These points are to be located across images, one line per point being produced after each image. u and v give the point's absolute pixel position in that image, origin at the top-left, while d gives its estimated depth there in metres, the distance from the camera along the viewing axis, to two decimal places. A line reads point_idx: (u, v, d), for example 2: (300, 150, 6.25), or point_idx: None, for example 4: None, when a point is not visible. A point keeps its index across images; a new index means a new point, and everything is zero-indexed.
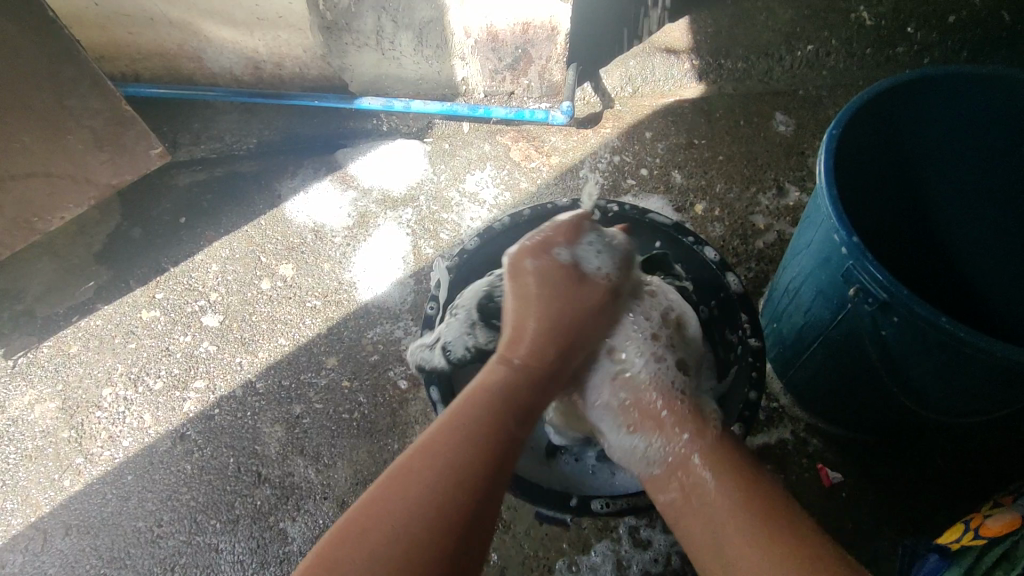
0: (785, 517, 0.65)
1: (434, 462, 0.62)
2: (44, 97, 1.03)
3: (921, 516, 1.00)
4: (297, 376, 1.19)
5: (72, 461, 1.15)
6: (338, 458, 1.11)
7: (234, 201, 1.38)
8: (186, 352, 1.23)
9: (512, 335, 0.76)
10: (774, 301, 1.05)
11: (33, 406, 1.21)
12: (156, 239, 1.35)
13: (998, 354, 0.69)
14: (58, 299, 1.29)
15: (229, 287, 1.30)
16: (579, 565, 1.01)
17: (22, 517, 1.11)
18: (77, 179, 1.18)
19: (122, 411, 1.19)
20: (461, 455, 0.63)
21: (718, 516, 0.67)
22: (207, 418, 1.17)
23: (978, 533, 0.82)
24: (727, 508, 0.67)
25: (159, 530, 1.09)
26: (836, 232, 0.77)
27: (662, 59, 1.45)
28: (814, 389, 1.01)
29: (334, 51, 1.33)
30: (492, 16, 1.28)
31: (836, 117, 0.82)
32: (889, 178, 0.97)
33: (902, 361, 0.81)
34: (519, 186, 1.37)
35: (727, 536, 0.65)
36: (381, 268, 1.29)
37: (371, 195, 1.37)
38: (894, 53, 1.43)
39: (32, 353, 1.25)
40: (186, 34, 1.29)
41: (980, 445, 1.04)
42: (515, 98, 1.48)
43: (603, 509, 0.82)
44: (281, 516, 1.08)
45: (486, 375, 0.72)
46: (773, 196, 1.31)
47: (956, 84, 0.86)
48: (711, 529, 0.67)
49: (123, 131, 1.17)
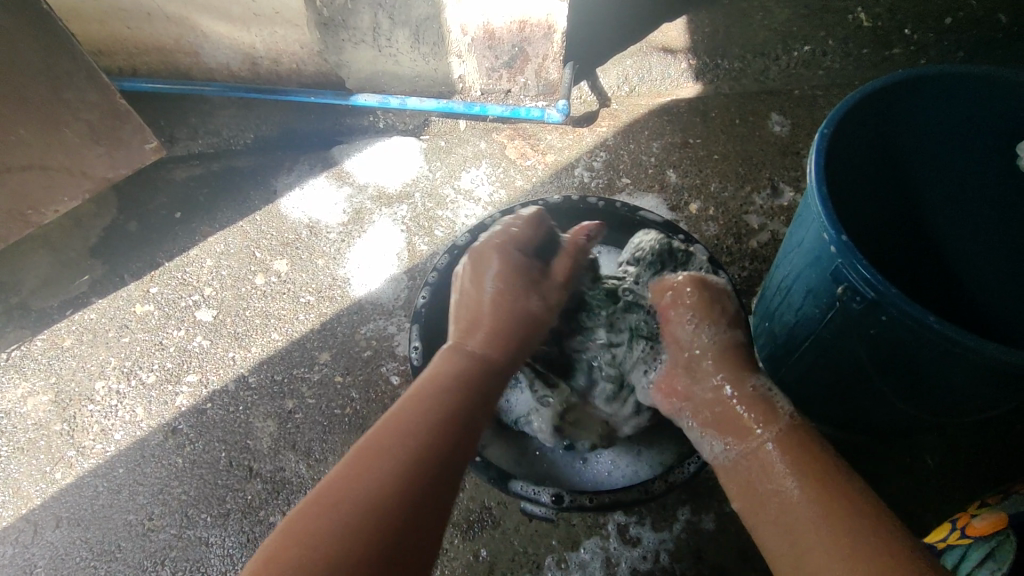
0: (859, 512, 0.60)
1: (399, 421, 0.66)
2: (41, 91, 1.03)
3: (912, 517, 1.00)
4: (289, 371, 1.19)
5: (64, 455, 1.15)
6: (329, 454, 1.11)
7: (230, 196, 1.39)
8: (179, 347, 1.24)
9: (467, 323, 0.80)
10: (766, 301, 1.06)
11: (26, 399, 1.21)
12: (151, 234, 1.35)
13: (986, 354, 0.69)
14: (53, 293, 1.30)
15: (223, 282, 1.30)
16: (568, 562, 1.01)
17: (13, 510, 1.11)
18: (72, 172, 1.18)
19: (114, 405, 1.19)
20: (425, 421, 0.66)
21: (799, 520, 0.62)
22: (199, 412, 1.17)
23: (964, 532, 0.82)
24: (813, 507, 0.61)
25: (150, 523, 1.09)
26: (826, 231, 0.77)
27: (659, 57, 1.47)
28: (805, 388, 1.01)
29: (330, 47, 1.33)
30: (488, 13, 1.28)
31: (827, 116, 0.82)
32: (881, 179, 0.97)
33: (893, 361, 0.81)
34: (514, 183, 1.37)
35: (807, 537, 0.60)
36: (376, 264, 1.29)
37: (366, 191, 1.38)
38: (891, 53, 1.41)
39: (26, 346, 1.25)
40: (183, 29, 1.29)
41: (970, 448, 1.04)
42: (512, 95, 1.48)
43: (589, 503, 0.84)
44: (272, 511, 1.08)
45: (442, 362, 0.74)
46: (768, 196, 1.32)
47: (949, 85, 0.85)
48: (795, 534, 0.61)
49: (119, 125, 1.17)
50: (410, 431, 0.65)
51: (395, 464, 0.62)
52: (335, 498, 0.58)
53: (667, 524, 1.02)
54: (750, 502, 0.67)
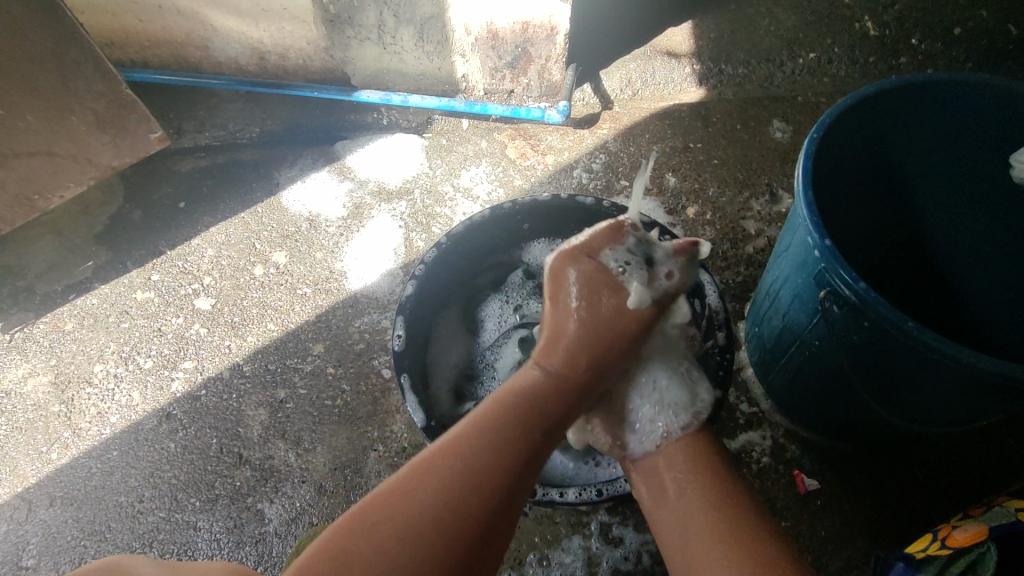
0: (738, 512, 0.70)
1: (466, 456, 0.64)
2: (48, 79, 1.06)
3: (895, 527, 0.99)
4: (283, 361, 1.21)
5: (61, 436, 1.18)
6: (319, 444, 1.13)
7: (233, 188, 1.41)
8: (177, 333, 1.26)
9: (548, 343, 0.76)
10: (757, 305, 1.06)
11: (27, 379, 1.23)
12: (155, 223, 1.37)
13: (961, 360, 0.68)
14: (57, 277, 1.32)
15: (223, 271, 1.32)
16: (549, 560, 1.01)
17: (9, 487, 1.14)
18: (78, 159, 1.21)
19: (112, 388, 1.21)
20: (484, 459, 0.64)
21: (691, 513, 0.71)
22: (193, 399, 1.19)
23: (944, 543, 0.80)
24: (706, 527, 0.69)
25: (141, 505, 1.11)
26: (810, 234, 0.77)
27: (662, 62, 1.46)
28: (791, 393, 1.01)
29: (337, 43, 1.35)
30: (492, 14, 1.29)
31: (818, 121, 0.82)
32: (874, 186, 0.97)
33: (875, 367, 0.81)
34: (513, 182, 1.38)
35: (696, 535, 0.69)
36: (372, 258, 1.31)
37: (367, 187, 1.39)
38: (897, 63, 1.41)
39: (28, 328, 1.28)
40: (193, 23, 1.31)
41: (959, 462, 1.03)
42: (515, 96, 1.49)
43: (560, 497, 0.84)
44: (260, 498, 1.09)
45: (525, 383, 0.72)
46: (766, 202, 1.31)
47: (942, 93, 0.86)
48: (683, 531, 0.70)
49: (124, 115, 1.20)
50: (462, 471, 0.62)
51: (451, 487, 0.61)
52: (376, 524, 0.58)
53: (649, 526, 1.02)
54: (657, 495, 0.75)
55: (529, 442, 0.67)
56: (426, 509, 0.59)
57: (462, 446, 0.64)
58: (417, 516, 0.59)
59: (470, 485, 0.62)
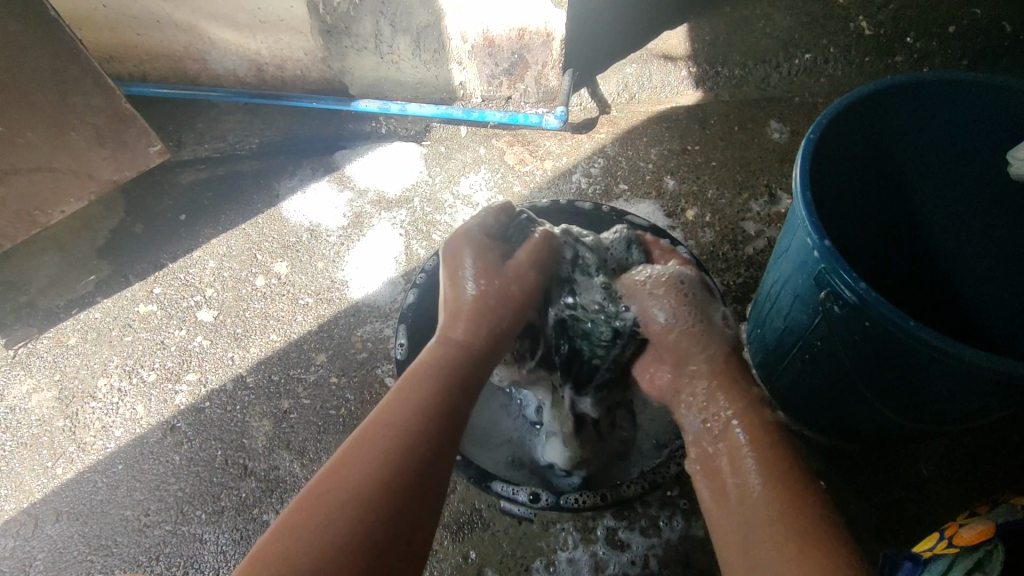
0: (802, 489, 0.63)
1: (398, 403, 0.67)
2: (48, 94, 1.07)
3: (902, 529, 0.99)
4: (286, 371, 1.21)
5: (65, 450, 1.18)
6: (323, 453, 1.13)
7: (233, 201, 1.41)
8: (180, 346, 1.26)
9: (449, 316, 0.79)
10: (758, 306, 1.06)
11: (31, 395, 1.24)
12: (156, 236, 1.38)
13: (964, 360, 0.68)
14: (60, 291, 1.33)
15: (225, 283, 1.32)
16: (556, 565, 1.01)
17: (14, 503, 1.14)
18: (78, 174, 1.21)
19: (116, 402, 1.22)
20: (412, 419, 0.65)
21: (753, 517, 0.62)
22: (197, 411, 1.19)
23: (952, 542, 0.80)
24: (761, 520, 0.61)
25: (146, 518, 1.11)
26: (810, 236, 0.77)
27: (659, 65, 1.48)
28: (795, 394, 1.00)
29: (334, 54, 1.36)
30: (488, 22, 1.30)
31: (814, 122, 0.82)
32: (872, 186, 0.97)
33: (876, 365, 0.81)
34: (512, 188, 1.39)
35: (753, 526, 0.61)
36: (373, 267, 1.31)
37: (367, 196, 1.39)
38: (893, 61, 1.41)
39: (32, 344, 1.28)
40: (191, 37, 1.32)
41: (964, 460, 1.03)
42: (512, 102, 1.49)
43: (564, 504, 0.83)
44: (265, 509, 1.09)
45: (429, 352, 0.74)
46: (765, 204, 1.31)
47: (939, 92, 0.86)
48: (739, 524, 0.63)
49: (124, 129, 1.20)
50: (390, 425, 0.64)
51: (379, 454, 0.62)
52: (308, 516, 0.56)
53: (656, 530, 1.02)
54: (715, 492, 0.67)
55: (454, 399, 0.70)
56: (348, 483, 0.59)
57: (392, 405, 0.67)
58: (335, 493, 0.58)
59: (393, 461, 0.62)
